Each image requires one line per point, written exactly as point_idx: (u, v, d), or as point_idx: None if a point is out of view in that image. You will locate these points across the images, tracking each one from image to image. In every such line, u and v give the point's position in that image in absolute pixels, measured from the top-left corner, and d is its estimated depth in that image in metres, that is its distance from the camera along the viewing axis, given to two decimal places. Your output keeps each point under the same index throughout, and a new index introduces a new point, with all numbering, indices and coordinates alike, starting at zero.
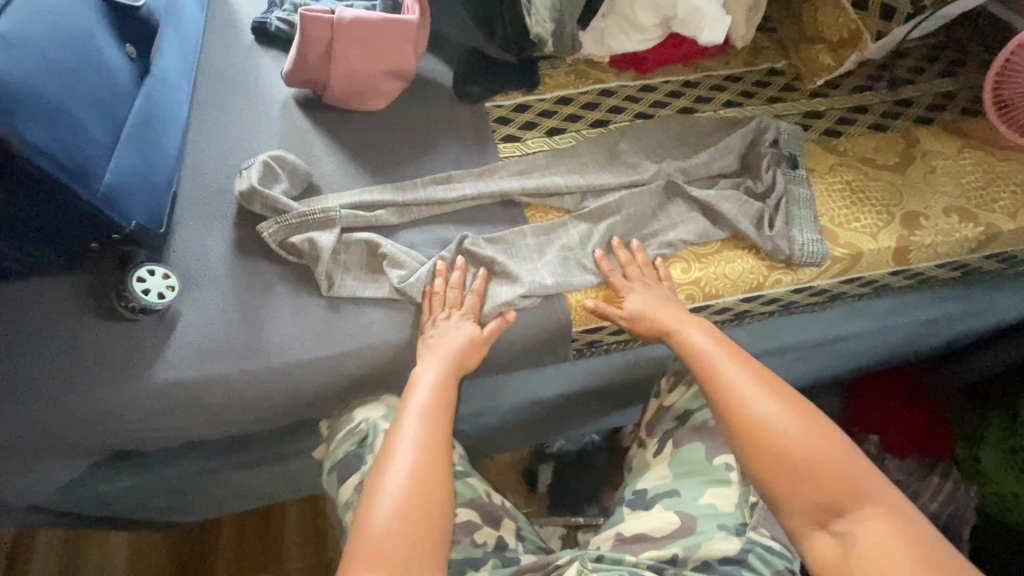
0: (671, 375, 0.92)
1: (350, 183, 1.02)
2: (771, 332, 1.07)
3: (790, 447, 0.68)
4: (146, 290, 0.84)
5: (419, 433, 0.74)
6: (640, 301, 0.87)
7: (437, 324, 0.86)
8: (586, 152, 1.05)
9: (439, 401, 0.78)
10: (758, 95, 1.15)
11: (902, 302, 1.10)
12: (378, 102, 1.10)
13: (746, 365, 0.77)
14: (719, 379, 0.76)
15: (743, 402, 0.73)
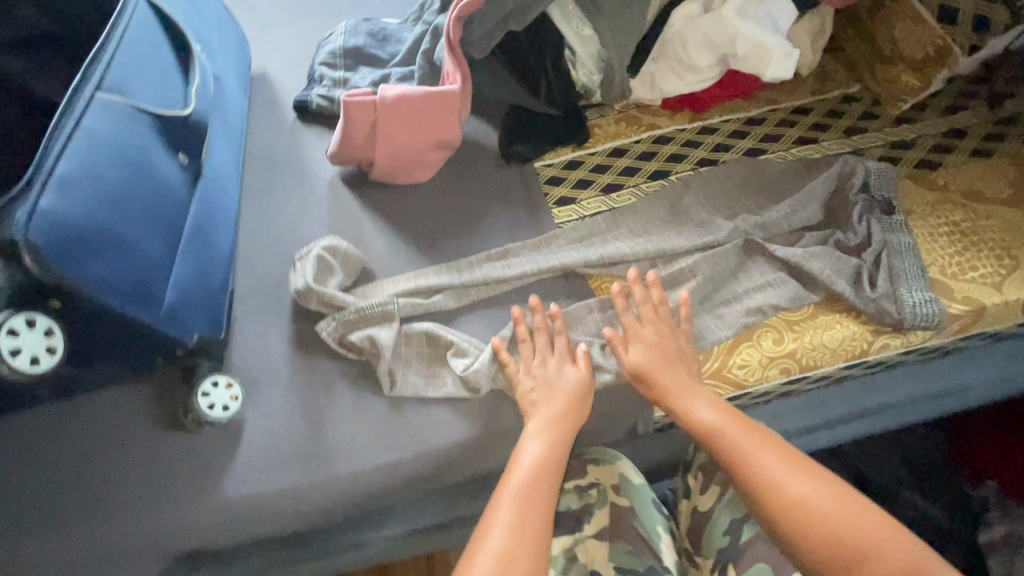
0: (695, 471, 0.83)
1: (402, 263, 0.99)
2: (877, 393, 0.95)
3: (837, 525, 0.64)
4: (211, 404, 0.81)
5: (526, 508, 0.68)
6: (645, 349, 0.79)
7: (534, 374, 0.81)
8: (649, 210, 0.98)
9: (548, 468, 0.72)
10: (833, 127, 1.05)
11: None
12: (425, 174, 1.06)
13: (767, 439, 0.71)
14: (741, 454, 0.70)
15: (781, 485, 0.67)
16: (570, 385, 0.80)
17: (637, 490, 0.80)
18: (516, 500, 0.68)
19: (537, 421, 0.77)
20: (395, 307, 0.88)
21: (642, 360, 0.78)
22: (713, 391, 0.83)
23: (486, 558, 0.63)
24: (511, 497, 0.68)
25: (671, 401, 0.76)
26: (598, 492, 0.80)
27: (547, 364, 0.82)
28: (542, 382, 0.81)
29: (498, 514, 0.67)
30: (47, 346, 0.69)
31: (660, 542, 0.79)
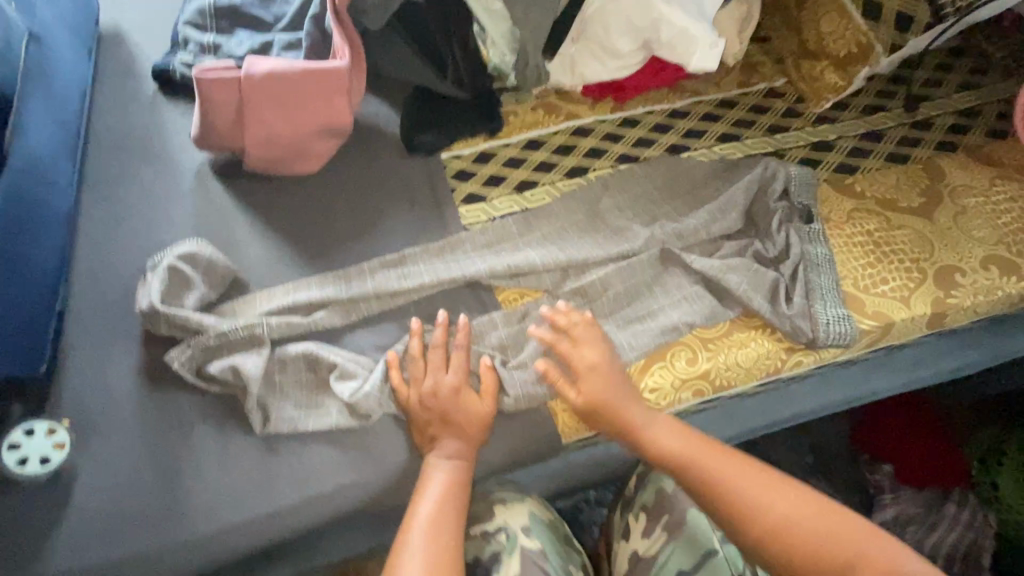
0: (638, 511, 0.84)
1: (283, 272, 0.85)
2: (792, 403, 0.93)
3: (807, 537, 0.60)
4: (24, 458, 0.67)
5: (431, 558, 0.62)
6: (594, 379, 0.71)
7: (426, 397, 0.71)
8: (564, 212, 0.89)
9: (448, 514, 0.66)
10: (756, 124, 0.99)
11: (929, 352, 0.98)
12: (310, 165, 0.91)
13: (724, 455, 0.68)
14: (706, 477, 0.66)
15: (748, 504, 0.63)
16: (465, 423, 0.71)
17: (542, 528, 0.78)
18: (429, 534, 0.63)
19: (435, 467, 0.70)
20: (268, 329, 0.76)
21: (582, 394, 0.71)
22: None
23: None
24: (422, 532, 0.63)
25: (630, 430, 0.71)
26: (509, 533, 0.75)
27: (439, 385, 0.72)
28: (436, 415, 0.71)
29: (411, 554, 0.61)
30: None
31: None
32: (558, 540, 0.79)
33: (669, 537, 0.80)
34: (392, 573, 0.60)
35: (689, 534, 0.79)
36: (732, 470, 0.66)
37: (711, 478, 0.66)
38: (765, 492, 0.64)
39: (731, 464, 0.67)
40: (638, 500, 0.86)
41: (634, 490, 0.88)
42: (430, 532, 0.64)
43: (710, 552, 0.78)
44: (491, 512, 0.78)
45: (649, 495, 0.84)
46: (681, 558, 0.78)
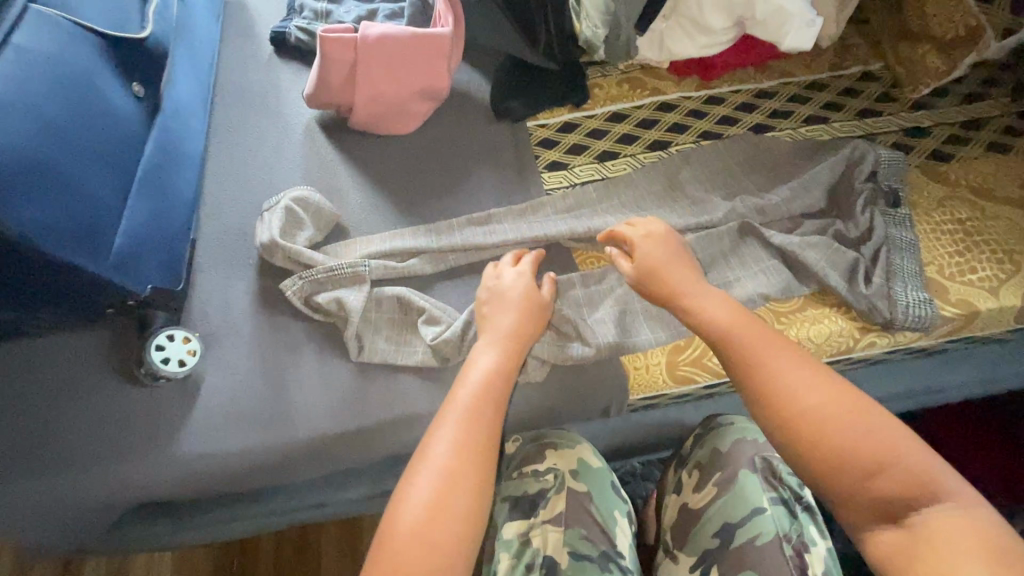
0: (692, 468, 0.89)
1: (379, 221, 0.93)
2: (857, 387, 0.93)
3: (850, 437, 0.56)
4: (166, 358, 0.78)
5: (458, 441, 0.61)
6: (648, 247, 0.74)
7: (491, 285, 0.76)
8: (643, 183, 0.92)
9: (488, 408, 0.64)
10: (847, 107, 0.98)
11: (1009, 353, 0.95)
12: (408, 125, 0.98)
13: (775, 340, 0.63)
14: (752, 356, 0.62)
15: (786, 392, 0.59)
16: (515, 303, 0.73)
17: (595, 474, 0.82)
18: (461, 418, 0.62)
19: (484, 341, 0.70)
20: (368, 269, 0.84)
21: (643, 262, 0.73)
22: (692, 378, 0.81)
23: (428, 471, 0.58)
24: (457, 414, 0.62)
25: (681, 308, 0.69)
26: (558, 475, 0.81)
27: (501, 277, 0.77)
28: (494, 294, 0.75)
29: (441, 431, 0.61)
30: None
31: (615, 527, 0.80)
32: (607, 487, 0.83)
33: (719, 493, 0.84)
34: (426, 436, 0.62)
35: (739, 490, 0.82)
36: (781, 357, 0.61)
37: (756, 357, 0.62)
38: (817, 382, 0.59)
39: (777, 351, 0.62)
40: (693, 456, 0.90)
41: (690, 447, 0.91)
42: (470, 404, 0.63)
43: (759, 508, 0.80)
44: (542, 455, 0.83)
45: (704, 453, 0.88)
46: (730, 512, 0.81)
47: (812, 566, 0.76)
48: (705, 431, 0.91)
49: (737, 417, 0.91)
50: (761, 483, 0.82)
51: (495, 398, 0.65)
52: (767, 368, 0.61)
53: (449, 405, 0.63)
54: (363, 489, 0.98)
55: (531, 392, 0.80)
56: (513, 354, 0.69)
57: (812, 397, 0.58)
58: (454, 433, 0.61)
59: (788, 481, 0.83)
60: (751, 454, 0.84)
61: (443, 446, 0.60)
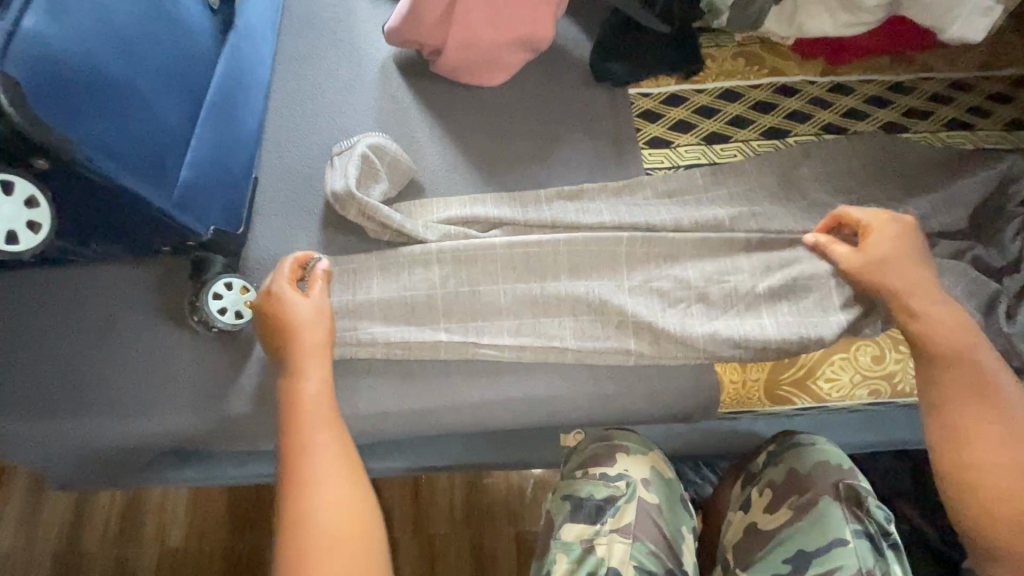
0: (763, 487, 0.83)
1: (458, 181, 0.84)
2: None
3: (1019, 503, 0.57)
4: (223, 309, 0.71)
5: (333, 495, 0.58)
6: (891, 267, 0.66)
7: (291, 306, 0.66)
8: (757, 174, 0.82)
9: (335, 446, 0.61)
10: (994, 116, 0.87)
11: None
12: (497, 78, 0.88)
13: (975, 395, 0.60)
14: (942, 385, 0.62)
15: (1022, 459, 0.58)
16: (315, 321, 0.65)
17: (667, 485, 0.76)
18: (311, 465, 0.59)
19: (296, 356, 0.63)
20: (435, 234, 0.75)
21: (856, 274, 0.67)
22: (790, 400, 0.73)
23: (317, 531, 0.56)
24: (304, 466, 0.59)
25: (911, 313, 0.64)
26: (631, 482, 0.74)
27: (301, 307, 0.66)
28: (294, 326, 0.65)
29: (311, 491, 0.57)
30: (29, 219, 0.55)
31: (682, 545, 0.74)
32: (676, 501, 0.77)
33: (794, 518, 0.78)
34: (291, 502, 0.57)
35: (819, 517, 0.77)
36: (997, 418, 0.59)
37: (944, 392, 0.61)
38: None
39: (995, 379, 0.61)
40: (765, 474, 0.84)
41: (762, 464, 0.85)
42: (314, 461, 0.59)
43: (841, 538, 0.75)
44: (613, 459, 0.76)
45: (780, 473, 0.82)
46: (804, 539, 0.76)
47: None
48: (780, 446, 0.85)
49: (816, 437, 0.84)
50: (846, 513, 0.76)
51: (330, 421, 0.62)
52: (953, 409, 0.60)
53: (305, 462, 0.59)
54: (405, 464, 0.89)
55: (611, 391, 0.73)
56: (327, 386, 0.63)
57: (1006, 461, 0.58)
58: (326, 490, 0.58)
59: (877, 513, 0.76)
60: (834, 479, 0.78)
61: (321, 499, 0.57)
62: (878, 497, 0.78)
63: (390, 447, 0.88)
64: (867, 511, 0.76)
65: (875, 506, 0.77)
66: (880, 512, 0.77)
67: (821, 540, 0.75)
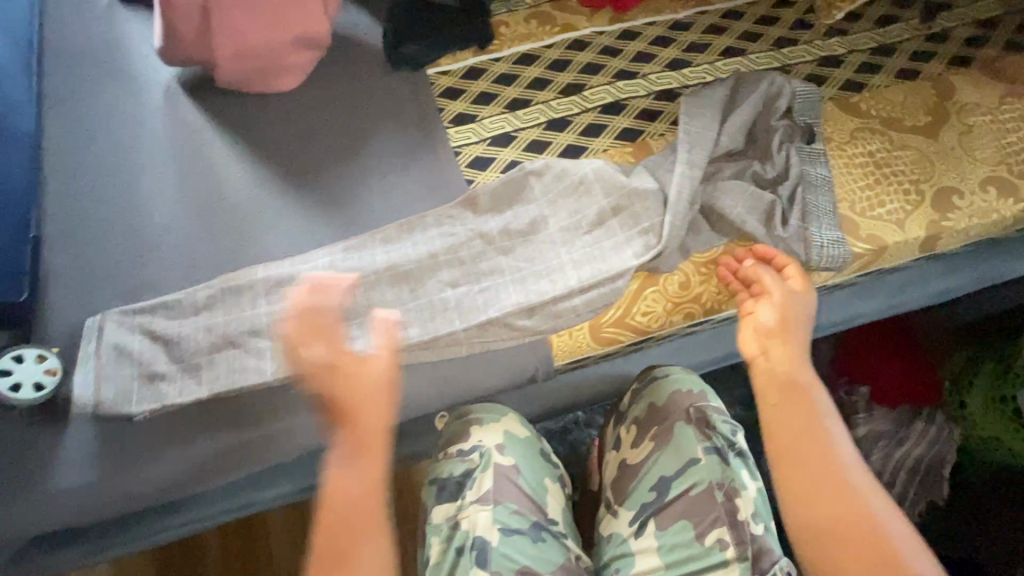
0: (630, 424, 0.87)
1: (265, 196, 0.82)
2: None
3: (823, 469, 0.60)
4: (19, 383, 0.69)
5: None
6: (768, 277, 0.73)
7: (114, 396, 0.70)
8: (557, 137, 0.87)
9: None
10: (764, 37, 0.93)
11: (931, 273, 0.95)
12: (289, 82, 0.86)
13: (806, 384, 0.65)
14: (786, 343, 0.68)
15: (794, 455, 0.61)
16: None
17: (523, 443, 0.81)
18: None
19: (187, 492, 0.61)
20: (274, 311, 0.75)
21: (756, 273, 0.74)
22: (617, 340, 0.78)
23: None
24: None
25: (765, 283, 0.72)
26: (484, 453, 0.78)
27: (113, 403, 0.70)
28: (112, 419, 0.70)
29: None
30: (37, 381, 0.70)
31: (545, 496, 0.80)
32: (537, 457, 0.83)
33: (656, 448, 0.83)
34: None
35: (674, 443, 0.82)
36: (773, 409, 0.64)
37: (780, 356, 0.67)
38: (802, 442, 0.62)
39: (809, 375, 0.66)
40: (631, 412, 0.87)
41: (627, 403, 0.88)
42: None
43: (694, 458, 0.80)
44: (467, 433, 0.79)
45: (642, 408, 0.86)
46: (664, 467, 0.81)
47: (742, 509, 0.76)
48: (644, 381, 0.87)
49: (673, 368, 0.88)
50: (696, 433, 0.81)
51: None
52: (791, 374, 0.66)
53: None
54: (290, 488, 0.87)
55: (450, 371, 0.77)
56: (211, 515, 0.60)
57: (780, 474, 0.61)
58: None
59: (723, 428, 0.81)
60: (686, 405, 0.83)
61: None
62: (723, 412, 0.82)
63: (275, 474, 0.88)
64: (714, 428, 0.81)
65: (722, 421, 0.82)
66: (727, 426, 0.82)
67: (677, 464, 0.80)
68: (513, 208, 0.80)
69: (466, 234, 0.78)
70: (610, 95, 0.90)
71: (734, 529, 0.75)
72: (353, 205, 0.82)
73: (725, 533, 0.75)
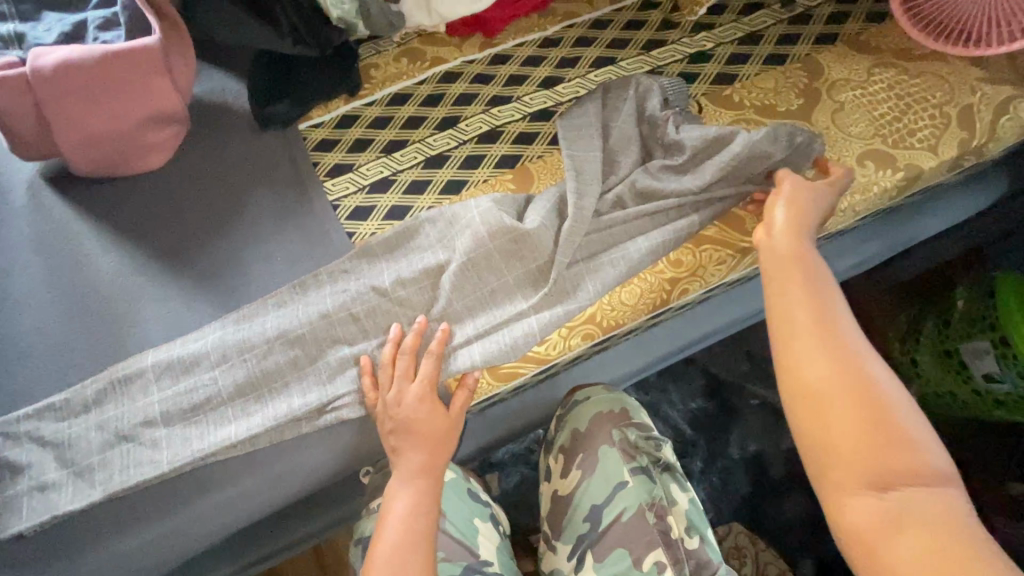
0: (558, 454, 0.84)
1: (143, 280, 0.79)
2: (692, 326, 0.93)
3: (853, 402, 0.54)
4: None
5: None
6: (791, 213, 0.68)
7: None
8: (437, 174, 0.85)
9: None
10: (632, 42, 0.93)
11: (843, 244, 0.93)
12: (154, 161, 0.84)
13: (817, 309, 0.59)
14: (789, 269, 0.63)
15: (797, 329, 0.59)
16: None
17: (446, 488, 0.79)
18: None
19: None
20: (167, 394, 0.71)
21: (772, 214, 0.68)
22: (517, 373, 0.76)
23: None
24: None
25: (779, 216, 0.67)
26: None
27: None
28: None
29: None
30: None
31: (476, 541, 0.78)
32: (464, 503, 0.80)
33: (585, 476, 0.80)
34: None
35: (601, 468, 0.80)
36: (786, 280, 0.62)
37: (804, 279, 0.62)
38: (819, 325, 0.58)
39: (821, 299, 0.60)
40: (557, 441, 0.85)
41: (554, 432, 0.86)
42: None
43: (622, 481, 0.78)
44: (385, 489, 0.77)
45: (566, 436, 0.83)
46: (594, 494, 0.79)
47: (675, 527, 0.75)
48: (568, 407, 0.84)
49: (596, 390, 0.84)
50: (621, 456, 0.79)
51: None
52: (802, 297, 0.60)
53: None
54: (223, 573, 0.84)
55: (350, 434, 0.74)
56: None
57: (788, 346, 0.58)
58: None
59: (647, 447, 0.80)
60: (609, 428, 0.81)
61: None
62: (645, 432, 0.81)
63: (199, 565, 0.83)
64: (638, 448, 0.80)
65: (646, 440, 0.81)
66: (652, 443, 0.81)
67: (605, 492, 0.78)
68: (405, 257, 0.78)
69: (358, 288, 0.75)
70: (485, 123, 0.88)
71: (670, 549, 0.73)
72: (236, 278, 0.79)
73: (661, 555, 0.72)
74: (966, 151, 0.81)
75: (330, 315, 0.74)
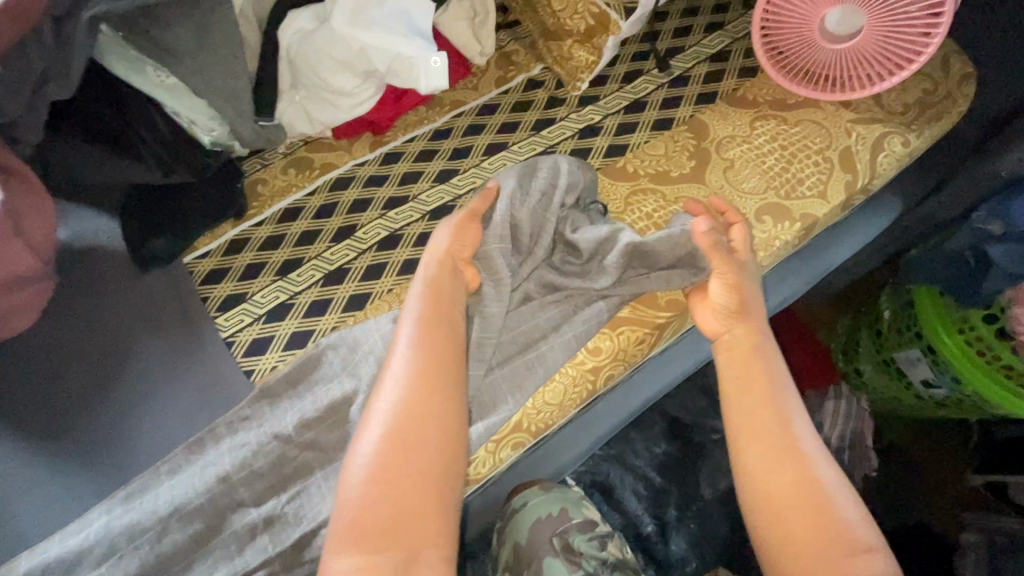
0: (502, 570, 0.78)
1: (12, 467, 0.69)
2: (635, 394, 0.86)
3: (799, 499, 0.55)
4: None
5: (383, 457, 0.54)
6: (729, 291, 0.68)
7: None
8: (338, 288, 0.81)
9: (402, 425, 0.56)
10: (522, 124, 0.92)
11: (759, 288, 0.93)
12: (16, 324, 0.74)
13: (766, 400, 0.61)
14: (750, 358, 0.64)
15: (742, 411, 0.61)
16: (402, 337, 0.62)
17: None
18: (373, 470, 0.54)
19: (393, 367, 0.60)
20: None
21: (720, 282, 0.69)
22: None
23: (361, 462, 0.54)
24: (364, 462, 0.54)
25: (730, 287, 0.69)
26: None
27: None
28: None
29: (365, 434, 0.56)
30: None
31: None
32: None
33: None
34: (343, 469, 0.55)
35: None
36: (735, 365, 0.64)
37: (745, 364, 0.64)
38: (763, 411, 0.60)
39: (763, 384, 0.62)
40: (502, 553, 0.79)
41: (500, 540, 0.80)
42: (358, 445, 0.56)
43: None
44: None
45: (509, 549, 0.78)
46: None
47: None
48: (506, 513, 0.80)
49: (531, 491, 0.80)
50: (565, 566, 0.74)
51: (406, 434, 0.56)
52: (742, 386, 0.62)
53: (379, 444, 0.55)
54: None
55: None
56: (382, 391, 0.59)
57: (736, 429, 0.60)
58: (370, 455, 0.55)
59: (589, 548, 0.76)
60: (547, 534, 0.76)
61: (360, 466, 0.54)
62: (586, 530, 0.78)
63: None
64: (581, 552, 0.76)
65: (590, 540, 0.78)
66: (593, 542, 0.78)
67: None
68: (305, 392, 0.72)
69: (260, 439, 0.68)
70: (383, 228, 0.85)
71: None
72: (122, 448, 0.71)
73: None
74: (852, 193, 0.84)
75: (227, 479, 0.66)
